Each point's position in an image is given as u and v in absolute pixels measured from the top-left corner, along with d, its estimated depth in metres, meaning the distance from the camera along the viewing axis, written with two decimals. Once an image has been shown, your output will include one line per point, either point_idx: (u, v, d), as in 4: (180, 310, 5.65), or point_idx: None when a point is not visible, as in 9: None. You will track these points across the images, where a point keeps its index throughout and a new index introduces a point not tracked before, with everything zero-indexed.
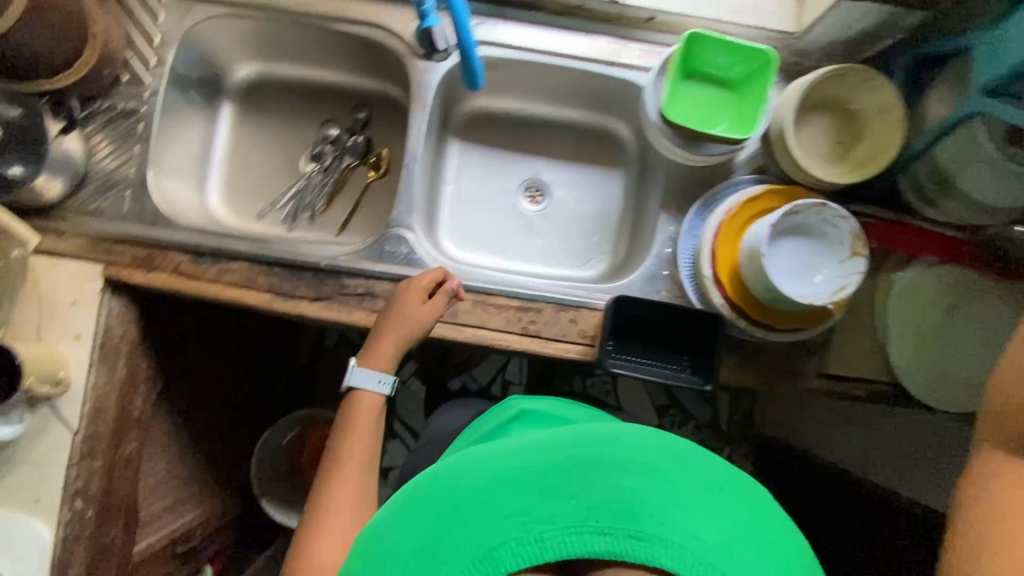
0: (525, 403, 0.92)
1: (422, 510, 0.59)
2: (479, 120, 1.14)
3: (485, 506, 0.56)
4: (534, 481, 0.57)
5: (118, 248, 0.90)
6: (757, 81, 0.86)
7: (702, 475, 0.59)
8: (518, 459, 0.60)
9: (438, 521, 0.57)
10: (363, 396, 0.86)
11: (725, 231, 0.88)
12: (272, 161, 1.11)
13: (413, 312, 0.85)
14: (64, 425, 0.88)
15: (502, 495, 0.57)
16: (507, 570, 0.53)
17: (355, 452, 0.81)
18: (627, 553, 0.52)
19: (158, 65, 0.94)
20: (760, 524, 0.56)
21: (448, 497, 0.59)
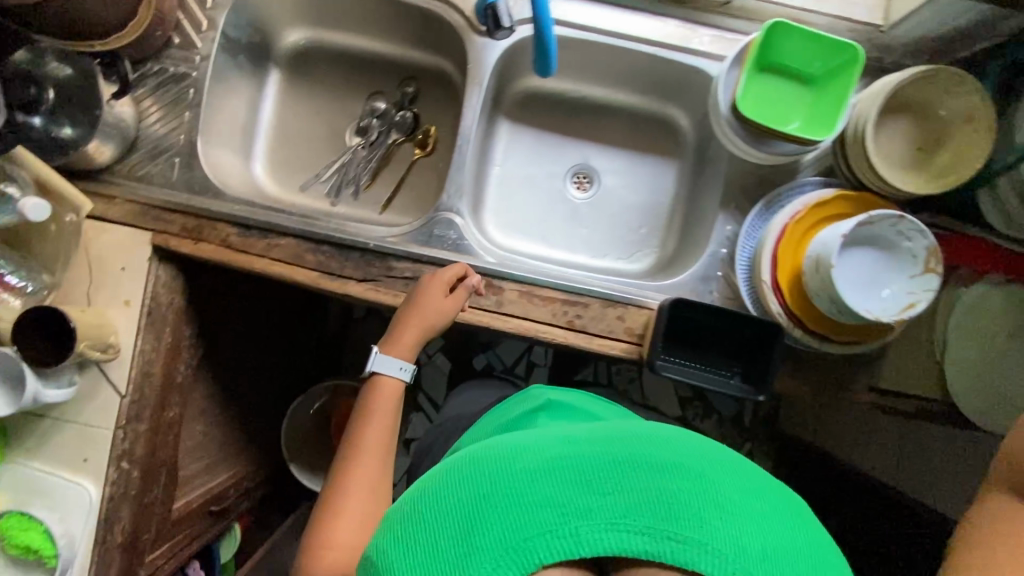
0: (552, 393, 0.87)
1: (443, 493, 0.51)
2: (530, 101, 1.10)
3: (513, 494, 0.48)
4: (569, 467, 0.49)
5: (166, 216, 0.89)
6: (838, 78, 0.81)
7: (745, 478, 0.52)
8: (552, 447, 0.52)
9: (463, 507, 0.49)
10: (386, 381, 0.85)
11: (789, 235, 0.84)
12: (318, 133, 1.09)
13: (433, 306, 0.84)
14: (112, 388, 0.89)
15: (533, 481, 0.49)
16: (541, 563, 0.45)
17: (375, 431, 0.82)
18: (670, 557, 0.45)
19: (210, 29, 0.91)
20: (802, 534, 0.50)
21: (473, 479, 0.51)
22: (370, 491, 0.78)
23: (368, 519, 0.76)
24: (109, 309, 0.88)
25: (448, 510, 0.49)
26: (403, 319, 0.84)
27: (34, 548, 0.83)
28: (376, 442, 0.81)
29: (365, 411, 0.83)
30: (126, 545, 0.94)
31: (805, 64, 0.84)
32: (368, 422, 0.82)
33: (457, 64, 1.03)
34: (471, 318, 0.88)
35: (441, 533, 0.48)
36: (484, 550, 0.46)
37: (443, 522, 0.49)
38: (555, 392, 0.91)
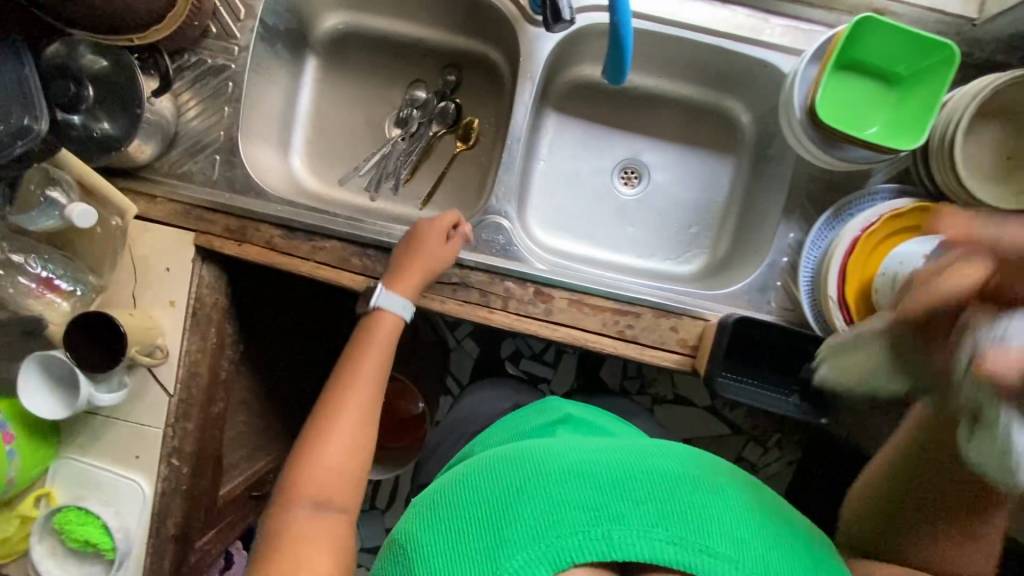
0: (570, 408, 0.77)
1: (479, 489, 0.54)
2: (579, 91, 1.04)
3: (548, 493, 0.52)
4: (601, 476, 0.53)
5: (209, 216, 0.87)
6: (926, 82, 0.75)
7: (764, 506, 0.55)
8: (582, 456, 0.55)
9: (500, 502, 0.52)
10: (385, 317, 0.79)
11: (861, 247, 0.79)
12: (355, 123, 1.04)
13: (434, 250, 0.83)
14: (161, 388, 0.89)
15: (565, 483, 0.52)
16: (573, 561, 0.48)
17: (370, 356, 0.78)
18: (693, 568, 0.47)
19: (248, 17, 0.87)
20: (817, 563, 0.52)
21: (511, 477, 0.54)
22: (361, 415, 0.73)
23: (356, 443, 0.71)
24: (154, 310, 0.87)
25: (486, 506, 0.52)
26: (404, 260, 0.82)
27: (92, 541, 0.85)
28: (369, 367, 0.77)
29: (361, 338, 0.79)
30: (179, 538, 0.94)
31: (890, 62, 0.77)
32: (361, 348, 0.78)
33: (505, 53, 0.98)
34: (519, 326, 0.85)
35: (478, 528, 0.51)
36: (522, 546, 0.49)
37: (479, 514, 0.52)
38: (573, 405, 0.80)
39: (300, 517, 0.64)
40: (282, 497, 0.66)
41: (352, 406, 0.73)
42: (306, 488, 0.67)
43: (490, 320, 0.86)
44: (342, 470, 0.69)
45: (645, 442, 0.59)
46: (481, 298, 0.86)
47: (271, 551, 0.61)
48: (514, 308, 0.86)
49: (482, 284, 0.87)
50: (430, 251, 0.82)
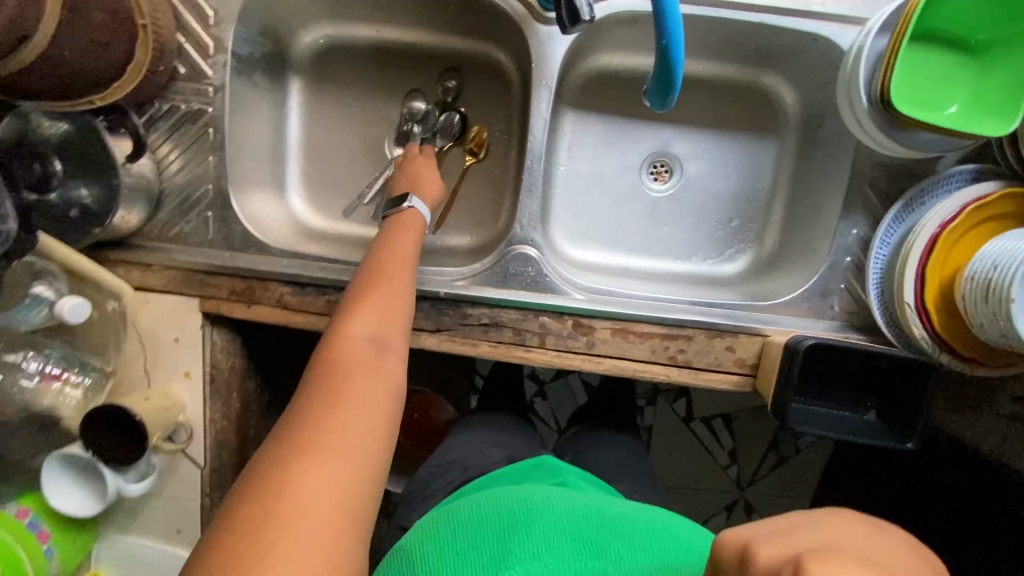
0: (572, 474, 0.72)
1: (485, 506, 0.59)
2: (596, 83, 0.93)
3: (545, 521, 0.57)
4: (592, 521, 0.58)
5: (211, 279, 0.80)
6: (1017, 49, 0.64)
7: None
8: (577, 497, 0.61)
9: (502, 524, 0.57)
10: (415, 215, 0.77)
11: (941, 247, 0.70)
12: (350, 146, 0.93)
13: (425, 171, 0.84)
14: (191, 461, 0.84)
15: (561, 516, 0.58)
16: None
17: (409, 238, 0.74)
18: None
19: (219, 51, 0.77)
20: None
21: (511, 505, 0.59)
22: (404, 286, 0.68)
23: (392, 312, 0.65)
24: (170, 384, 0.81)
25: (490, 525, 0.57)
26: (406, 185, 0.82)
27: None
28: (404, 248, 0.72)
29: (401, 224, 0.76)
30: None
31: (971, 25, 0.65)
32: (402, 230, 0.75)
33: (512, 52, 0.86)
34: (560, 363, 0.79)
35: (481, 541, 0.56)
36: (519, 559, 0.54)
37: (481, 532, 0.56)
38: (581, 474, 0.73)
39: (346, 357, 0.59)
40: (326, 340, 0.61)
41: (396, 276, 0.68)
42: (355, 332, 0.61)
43: (528, 359, 0.79)
44: (389, 325, 0.64)
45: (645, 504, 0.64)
46: (517, 337, 0.79)
47: (311, 387, 0.56)
48: (553, 344, 0.79)
49: (516, 322, 0.79)
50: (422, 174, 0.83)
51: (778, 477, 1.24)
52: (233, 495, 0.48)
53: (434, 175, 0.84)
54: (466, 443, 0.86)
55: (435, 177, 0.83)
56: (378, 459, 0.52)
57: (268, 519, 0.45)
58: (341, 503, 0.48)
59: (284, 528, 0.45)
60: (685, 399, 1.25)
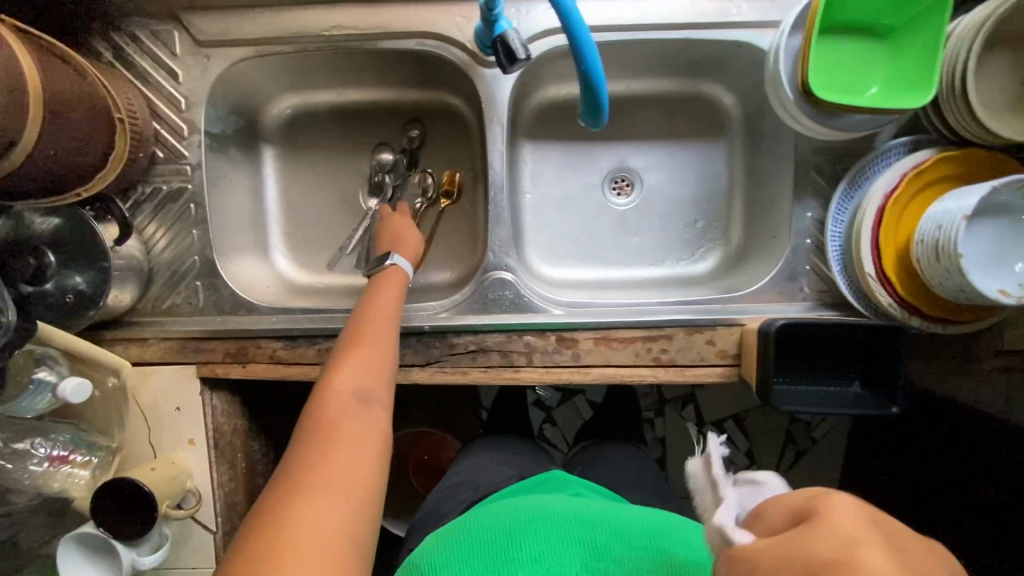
0: (581, 481, 0.74)
1: (493, 516, 0.61)
2: (549, 114, 0.98)
3: (548, 528, 0.59)
4: (591, 523, 0.61)
5: (206, 344, 0.83)
6: (918, 29, 0.69)
7: None
8: (579, 505, 0.62)
9: (510, 532, 0.59)
10: (400, 275, 0.81)
11: (888, 217, 0.73)
12: (326, 203, 0.98)
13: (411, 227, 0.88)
14: (203, 528, 0.85)
15: (563, 523, 0.60)
16: None
17: (393, 288, 0.78)
18: None
19: (192, 132, 0.82)
20: None
21: (519, 513, 0.61)
22: (387, 331, 0.72)
23: (378, 358, 0.68)
24: (175, 453, 0.83)
25: (498, 531, 0.59)
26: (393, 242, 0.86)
27: None
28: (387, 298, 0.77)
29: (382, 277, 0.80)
30: None
31: (877, 13, 0.70)
32: (384, 280, 0.79)
33: (465, 96, 0.92)
34: (550, 378, 0.81)
35: (490, 549, 0.58)
36: (523, 562, 0.56)
37: (490, 539, 0.58)
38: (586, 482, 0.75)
39: (336, 399, 0.62)
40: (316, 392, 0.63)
41: (380, 323, 0.71)
42: (344, 376, 0.64)
43: (518, 379, 0.81)
44: (376, 369, 0.67)
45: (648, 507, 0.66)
46: (504, 360, 0.82)
47: (305, 437, 0.58)
48: (540, 361, 0.82)
49: (501, 345, 0.82)
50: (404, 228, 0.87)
51: (798, 468, 1.23)
52: (241, 532, 0.51)
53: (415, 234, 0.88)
54: (472, 464, 0.87)
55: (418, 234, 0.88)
56: (371, 491, 0.55)
57: (274, 548, 0.47)
58: (339, 535, 0.50)
59: (288, 555, 0.47)
60: (692, 404, 1.26)
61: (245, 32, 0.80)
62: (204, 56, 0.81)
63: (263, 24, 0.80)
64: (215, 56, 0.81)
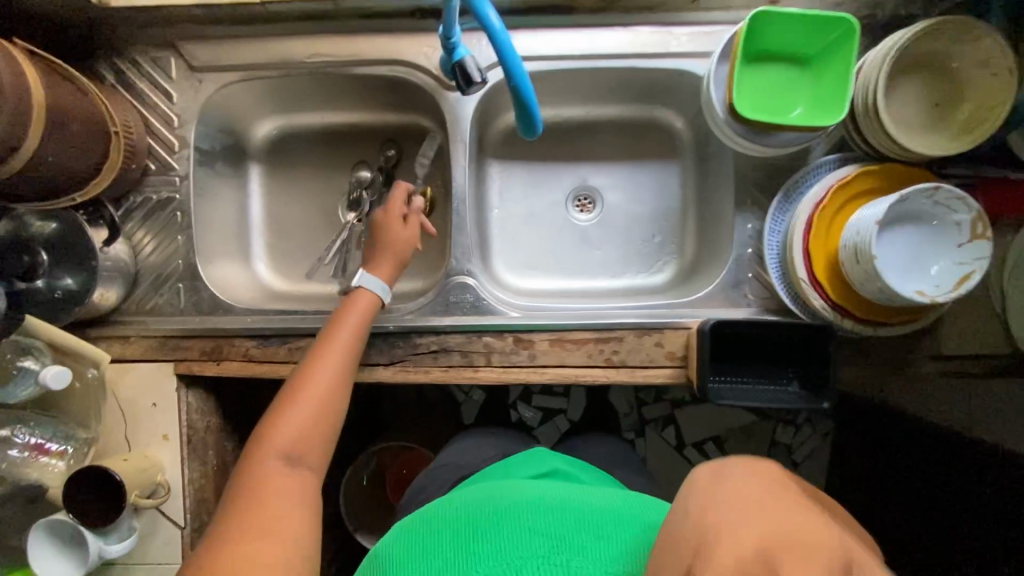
0: (556, 461, 0.75)
1: (462, 513, 0.61)
2: (516, 136, 1.06)
3: (511, 519, 0.58)
4: (553, 513, 0.59)
5: (184, 342, 0.88)
6: (833, 56, 0.76)
7: None
8: (542, 493, 0.63)
9: (470, 528, 0.59)
10: (365, 301, 0.81)
11: (817, 225, 0.80)
12: (308, 216, 1.05)
13: (399, 228, 0.86)
14: (171, 523, 0.88)
15: (525, 513, 0.59)
16: None
17: (352, 323, 0.80)
18: None
19: (182, 147, 0.90)
20: None
21: (476, 509, 0.61)
22: (334, 379, 0.76)
23: (318, 410, 0.73)
24: (149, 447, 0.87)
25: (457, 528, 0.59)
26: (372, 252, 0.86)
27: None
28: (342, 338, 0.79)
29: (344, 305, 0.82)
30: None
31: (798, 43, 0.78)
32: (349, 308, 0.81)
33: (436, 118, 1.00)
34: (507, 378, 0.85)
35: (450, 547, 0.58)
36: (483, 560, 0.55)
37: (451, 537, 0.59)
38: (557, 458, 0.77)
39: (271, 459, 0.69)
40: (253, 447, 0.70)
41: (326, 372, 0.75)
42: (282, 431, 0.70)
43: (476, 378, 0.86)
44: (314, 422, 0.73)
45: (614, 492, 0.66)
46: (464, 359, 0.86)
47: (237, 493, 0.66)
48: (498, 361, 0.86)
49: (462, 345, 0.87)
50: (394, 229, 0.86)
51: None
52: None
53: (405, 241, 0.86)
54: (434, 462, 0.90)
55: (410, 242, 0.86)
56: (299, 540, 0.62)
57: None
58: None
59: None
60: (673, 425, 1.28)
61: (234, 59, 0.89)
62: (197, 80, 0.89)
63: (251, 52, 0.89)
64: (207, 80, 0.90)
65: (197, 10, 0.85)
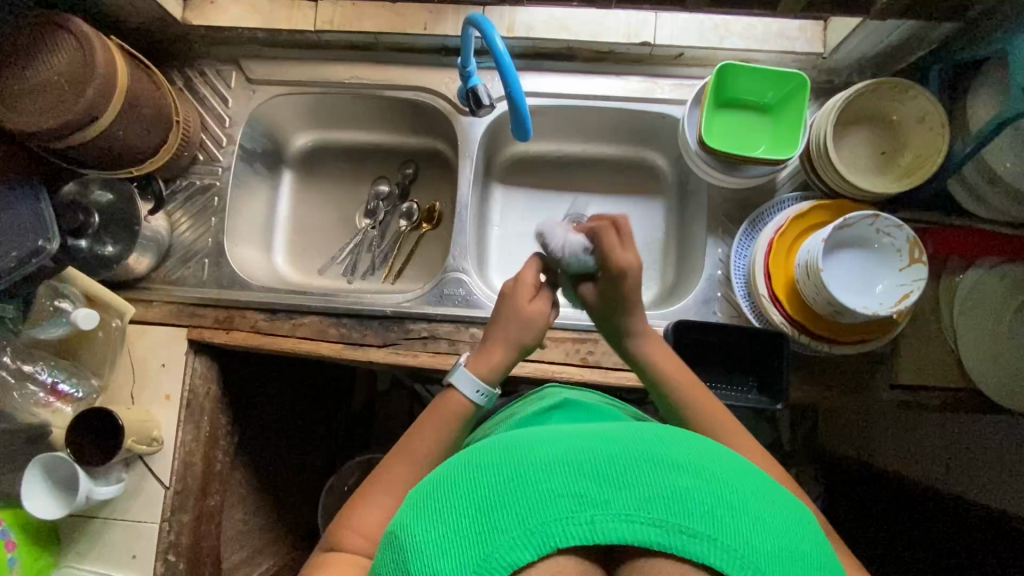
0: (569, 393, 0.78)
1: (464, 469, 0.47)
2: (520, 164, 1.17)
3: (522, 475, 0.44)
4: (578, 453, 0.45)
5: (200, 311, 0.97)
6: (792, 104, 0.90)
7: (770, 492, 0.46)
8: (559, 432, 0.48)
9: (485, 488, 0.44)
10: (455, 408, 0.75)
11: (776, 248, 0.88)
12: (329, 218, 1.17)
13: (521, 310, 0.75)
14: (156, 480, 0.92)
15: (540, 466, 0.44)
16: (557, 546, 0.41)
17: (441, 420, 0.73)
18: (679, 549, 0.41)
19: (230, 143, 1.04)
20: (813, 537, 0.45)
21: (482, 454, 0.48)
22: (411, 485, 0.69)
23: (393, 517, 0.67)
24: (151, 404, 0.94)
25: (463, 482, 0.46)
26: (490, 334, 0.77)
27: None
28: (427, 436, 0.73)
29: (438, 404, 0.75)
30: None
31: (760, 94, 0.92)
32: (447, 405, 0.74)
33: (449, 142, 1.14)
34: None
35: (462, 508, 0.44)
36: (505, 529, 0.42)
37: (459, 497, 0.45)
38: (573, 392, 0.80)
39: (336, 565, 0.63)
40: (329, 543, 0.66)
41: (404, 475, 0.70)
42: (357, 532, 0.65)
43: None
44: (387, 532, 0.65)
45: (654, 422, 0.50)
46: (451, 347, 0.94)
47: None
48: None
49: (450, 334, 0.94)
50: (518, 301, 0.75)
51: None
52: None
53: (532, 328, 0.76)
54: None
55: (535, 328, 0.76)
56: None
57: None
58: None
59: None
60: None
61: (285, 77, 1.05)
62: (252, 90, 1.05)
63: (300, 71, 1.05)
64: (259, 91, 1.06)
65: (261, 33, 1.02)
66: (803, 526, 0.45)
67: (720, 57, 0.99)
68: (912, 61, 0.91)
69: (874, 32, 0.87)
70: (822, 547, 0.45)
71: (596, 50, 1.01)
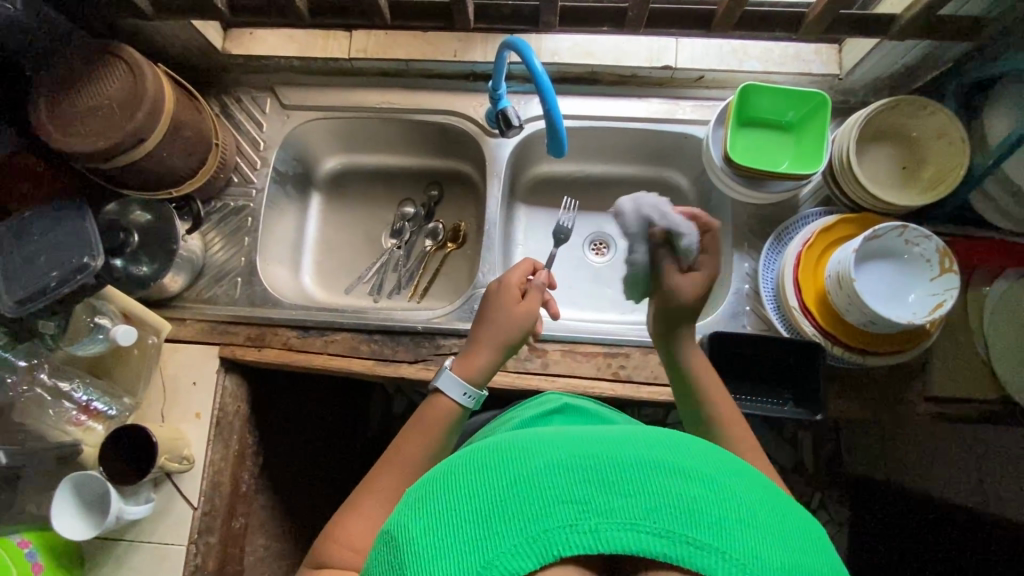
0: (566, 397, 0.78)
1: (463, 473, 0.46)
2: (543, 185, 1.20)
3: (524, 479, 0.43)
4: (584, 459, 0.44)
5: (232, 328, 0.98)
6: (814, 122, 0.93)
7: (778, 505, 0.45)
8: (564, 436, 0.47)
9: (487, 492, 0.43)
10: (442, 401, 0.75)
11: (804, 261, 0.89)
12: (356, 239, 1.19)
13: (511, 309, 0.78)
14: (186, 501, 0.91)
15: (544, 470, 0.43)
16: (558, 555, 0.40)
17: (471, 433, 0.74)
18: (681, 561, 0.40)
19: (264, 166, 1.07)
20: (824, 555, 0.43)
21: (485, 456, 0.46)
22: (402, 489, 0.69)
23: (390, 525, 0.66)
24: (180, 423, 0.93)
25: (464, 486, 0.45)
26: (475, 337, 0.79)
27: None
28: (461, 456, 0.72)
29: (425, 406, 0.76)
30: None
31: (781, 112, 0.95)
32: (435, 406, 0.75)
33: (475, 164, 1.16)
34: (518, 382, 0.92)
35: (463, 512, 0.43)
36: (506, 536, 0.41)
37: (460, 500, 0.43)
38: (572, 398, 0.81)
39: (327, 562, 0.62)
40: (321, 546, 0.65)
41: None
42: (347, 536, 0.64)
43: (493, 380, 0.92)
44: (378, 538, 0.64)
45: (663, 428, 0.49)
46: None
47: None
48: (513, 366, 0.94)
49: None
50: (507, 301, 0.79)
51: None
52: None
53: (512, 329, 0.78)
54: None
55: (517, 330, 0.78)
56: None
57: None
58: None
59: None
60: None
61: (317, 102, 1.09)
62: (286, 114, 1.09)
63: (333, 97, 1.09)
64: (293, 116, 1.09)
65: (297, 62, 1.06)
66: (812, 541, 0.43)
67: (739, 79, 1.03)
68: (928, 81, 0.94)
69: (892, 53, 0.91)
70: (833, 563, 0.43)
71: (620, 74, 1.05)
